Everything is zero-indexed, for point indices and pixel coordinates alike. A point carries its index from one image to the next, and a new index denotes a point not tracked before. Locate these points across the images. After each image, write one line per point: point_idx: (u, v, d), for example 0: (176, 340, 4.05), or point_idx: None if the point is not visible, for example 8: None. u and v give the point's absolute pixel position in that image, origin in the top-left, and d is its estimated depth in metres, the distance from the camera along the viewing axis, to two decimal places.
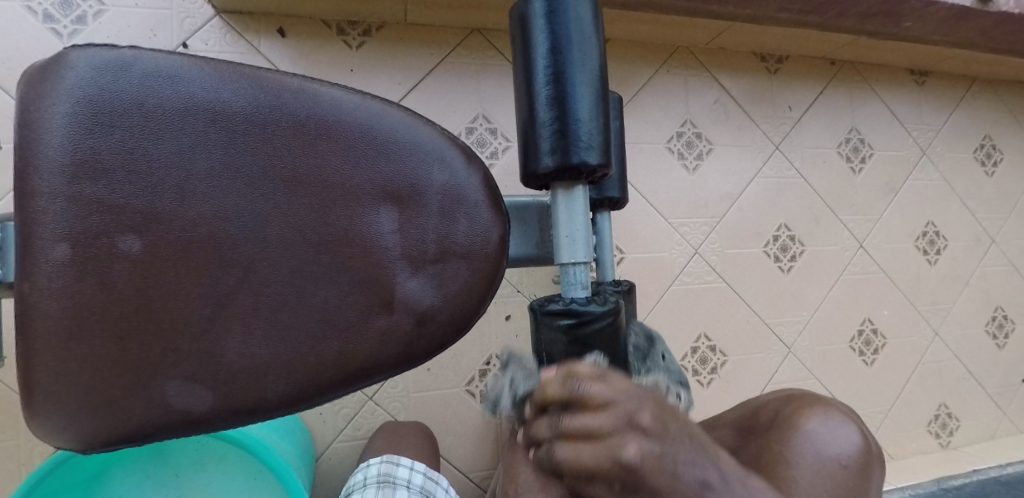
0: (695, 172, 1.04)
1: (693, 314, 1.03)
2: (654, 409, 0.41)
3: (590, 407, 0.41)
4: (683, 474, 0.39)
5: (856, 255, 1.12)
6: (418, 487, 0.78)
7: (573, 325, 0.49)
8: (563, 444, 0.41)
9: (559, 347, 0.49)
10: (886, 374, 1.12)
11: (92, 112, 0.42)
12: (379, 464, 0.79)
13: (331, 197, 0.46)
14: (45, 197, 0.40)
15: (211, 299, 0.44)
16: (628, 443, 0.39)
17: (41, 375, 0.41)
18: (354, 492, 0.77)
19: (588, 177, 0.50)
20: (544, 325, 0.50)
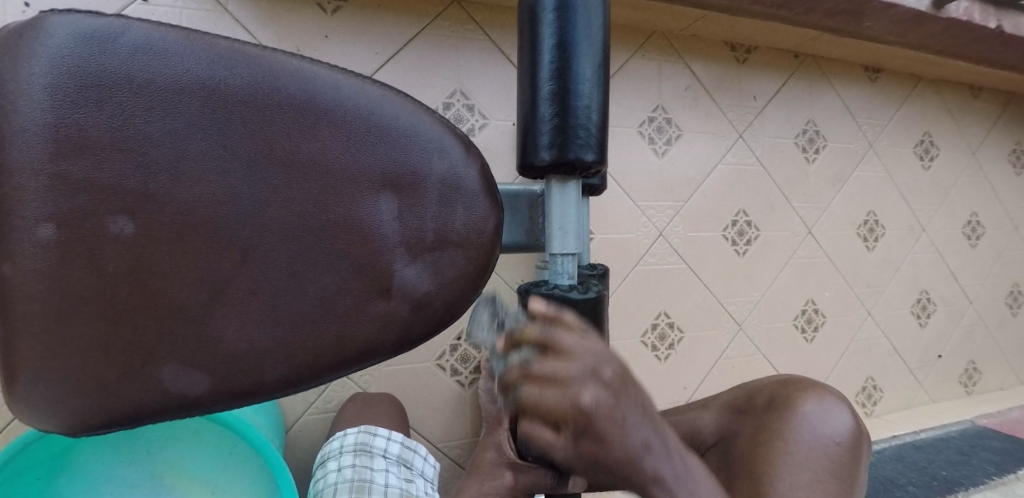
0: (664, 156, 1.07)
1: (655, 293, 1.08)
2: (614, 366, 0.45)
3: (560, 357, 0.44)
4: (628, 430, 0.45)
5: (805, 241, 1.20)
6: (394, 457, 0.81)
7: None
8: (527, 386, 0.44)
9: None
10: (823, 350, 1.22)
11: (77, 84, 0.39)
12: (356, 434, 0.80)
13: (331, 183, 0.46)
14: (25, 173, 0.38)
15: (208, 283, 0.43)
16: (589, 389, 0.43)
17: (26, 359, 0.39)
18: (331, 457, 0.79)
19: (585, 172, 0.51)
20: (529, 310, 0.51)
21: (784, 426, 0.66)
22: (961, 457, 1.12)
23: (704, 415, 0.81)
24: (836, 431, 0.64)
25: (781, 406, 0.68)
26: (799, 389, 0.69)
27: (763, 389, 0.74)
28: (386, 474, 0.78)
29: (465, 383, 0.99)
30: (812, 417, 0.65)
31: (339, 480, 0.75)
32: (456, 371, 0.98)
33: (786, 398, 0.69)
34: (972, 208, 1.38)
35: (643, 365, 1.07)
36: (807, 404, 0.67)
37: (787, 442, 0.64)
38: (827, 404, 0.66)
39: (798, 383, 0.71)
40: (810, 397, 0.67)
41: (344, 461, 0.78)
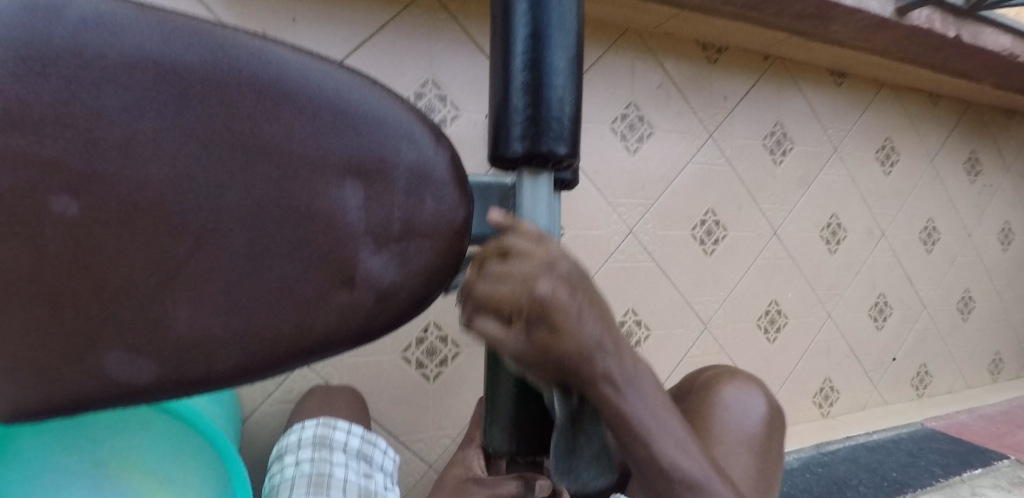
0: (635, 153, 1.08)
1: (623, 290, 1.08)
2: (570, 267, 0.45)
3: (515, 254, 0.44)
4: (585, 325, 0.44)
5: (770, 242, 1.22)
6: (354, 451, 0.80)
7: None
8: (480, 284, 0.44)
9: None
10: (785, 350, 1.24)
11: (19, 54, 0.37)
12: (315, 427, 0.79)
13: (293, 168, 0.44)
14: None
15: (159, 269, 0.41)
16: (545, 281, 0.43)
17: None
18: (289, 452, 0.77)
19: (558, 165, 0.50)
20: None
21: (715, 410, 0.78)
22: (909, 459, 1.17)
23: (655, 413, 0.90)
24: (752, 410, 0.80)
25: (705, 389, 0.82)
26: (722, 381, 0.83)
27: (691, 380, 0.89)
28: (345, 469, 0.76)
29: (430, 376, 0.98)
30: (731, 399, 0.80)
31: (296, 474, 0.73)
32: (422, 364, 0.96)
33: (710, 381, 0.84)
34: (929, 214, 1.43)
35: None
36: (727, 387, 0.81)
37: (720, 427, 0.76)
38: (742, 388, 0.82)
39: (719, 374, 0.84)
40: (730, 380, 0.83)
41: (302, 454, 0.76)
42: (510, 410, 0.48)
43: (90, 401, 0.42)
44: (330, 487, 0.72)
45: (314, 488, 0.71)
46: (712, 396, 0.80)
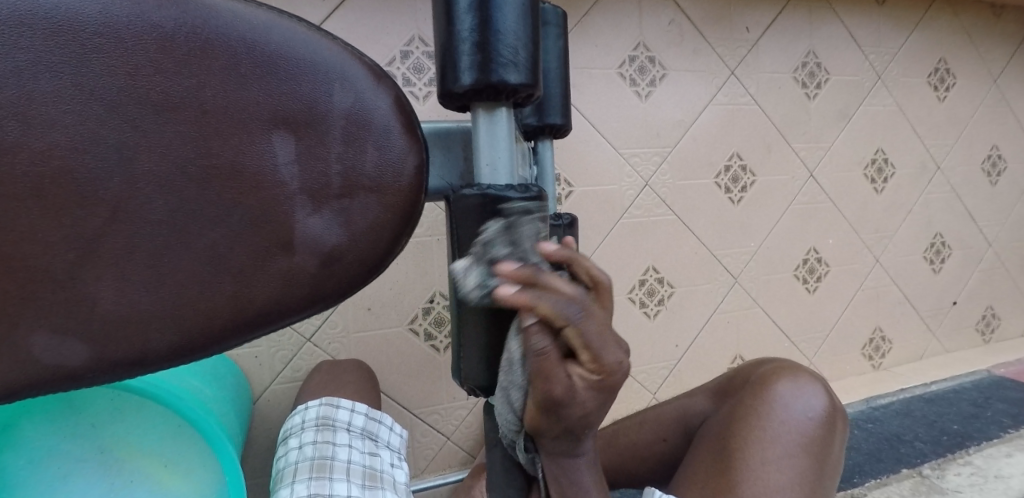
0: (647, 99, 0.99)
1: (642, 247, 1.01)
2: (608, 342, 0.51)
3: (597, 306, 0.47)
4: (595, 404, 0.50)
5: (806, 185, 1.11)
6: (359, 429, 0.78)
7: (493, 213, 0.42)
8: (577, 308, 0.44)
9: (473, 235, 0.42)
10: (827, 302, 1.15)
11: None
12: (318, 407, 0.77)
13: (213, 123, 0.40)
14: None
15: (78, 244, 0.38)
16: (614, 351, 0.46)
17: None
18: (293, 435, 0.75)
19: (518, 97, 0.44)
20: (460, 214, 0.43)
21: (758, 405, 0.67)
22: (974, 410, 1.07)
23: (695, 400, 0.77)
24: (808, 406, 0.65)
25: (757, 385, 0.69)
26: (773, 372, 0.70)
27: (741, 371, 0.76)
28: (349, 449, 0.74)
29: (440, 347, 0.94)
30: (785, 396, 0.66)
31: (300, 458, 0.71)
32: (430, 336, 0.93)
33: (766, 375, 0.70)
34: (993, 141, 1.28)
35: (631, 323, 1.01)
36: (781, 384, 0.68)
37: (762, 428, 0.64)
38: (799, 384, 0.67)
39: (775, 364, 0.72)
40: (785, 375, 0.69)
41: (305, 438, 0.74)
42: (480, 324, 0.44)
43: (28, 388, 0.40)
44: (332, 471, 0.69)
45: (316, 472, 0.69)
46: (760, 389, 0.69)
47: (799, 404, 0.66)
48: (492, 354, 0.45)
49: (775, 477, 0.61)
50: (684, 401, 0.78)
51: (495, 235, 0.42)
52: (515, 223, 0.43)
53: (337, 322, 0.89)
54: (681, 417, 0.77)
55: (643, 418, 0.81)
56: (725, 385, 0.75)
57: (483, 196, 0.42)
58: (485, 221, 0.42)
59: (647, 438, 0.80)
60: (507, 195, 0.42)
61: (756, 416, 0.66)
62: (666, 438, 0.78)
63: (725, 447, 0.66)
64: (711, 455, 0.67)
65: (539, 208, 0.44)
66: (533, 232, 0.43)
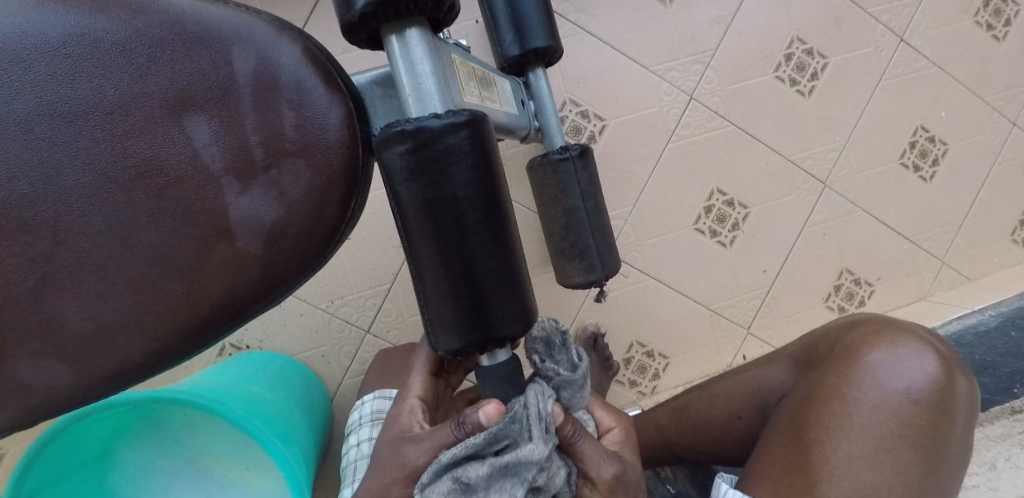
0: (672, 2, 0.88)
1: (699, 169, 0.90)
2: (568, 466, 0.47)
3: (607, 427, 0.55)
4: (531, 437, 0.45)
5: (898, 53, 0.91)
6: None
7: (418, 147, 0.38)
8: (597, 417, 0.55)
9: (404, 182, 0.38)
10: (951, 188, 0.94)
11: None
12: (372, 401, 0.76)
13: (123, 120, 0.39)
14: None
15: (32, 267, 0.39)
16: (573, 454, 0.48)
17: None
18: (353, 431, 0.75)
19: (425, 7, 0.38)
20: (388, 166, 0.39)
21: (843, 381, 0.54)
22: None
23: (771, 370, 0.65)
24: (913, 383, 0.51)
25: (842, 356, 0.56)
26: (867, 335, 0.56)
27: (830, 333, 0.61)
28: None
29: None
30: (882, 372, 0.53)
31: (359, 456, 0.71)
32: None
33: (852, 344, 0.56)
34: None
35: (704, 256, 0.91)
36: (874, 354, 0.54)
37: (845, 402, 0.52)
38: (898, 353, 0.53)
39: (869, 325, 0.58)
40: (879, 345, 0.55)
41: (362, 434, 0.73)
42: (439, 280, 0.39)
43: (32, 418, 0.41)
44: None
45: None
46: (847, 356, 0.56)
47: (898, 379, 0.52)
48: (460, 310, 0.39)
49: (868, 478, 0.49)
50: (758, 369, 0.66)
51: (428, 170, 0.38)
52: (450, 157, 0.38)
53: (391, 310, 0.89)
54: (753, 389, 0.66)
55: (713, 390, 0.69)
56: (806, 355, 0.62)
57: (404, 133, 0.38)
58: (413, 162, 0.38)
59: (721, 418, 0.67)
60: (429, 123, 0.38)
61: (839, 401, 0.53)
62: (742, 415, 0.66)
63: (801, 436, 0.53)
64: (790, 410, 0.57)
65: (471, 127, 0.39)
66: (470, 154, 0.39)
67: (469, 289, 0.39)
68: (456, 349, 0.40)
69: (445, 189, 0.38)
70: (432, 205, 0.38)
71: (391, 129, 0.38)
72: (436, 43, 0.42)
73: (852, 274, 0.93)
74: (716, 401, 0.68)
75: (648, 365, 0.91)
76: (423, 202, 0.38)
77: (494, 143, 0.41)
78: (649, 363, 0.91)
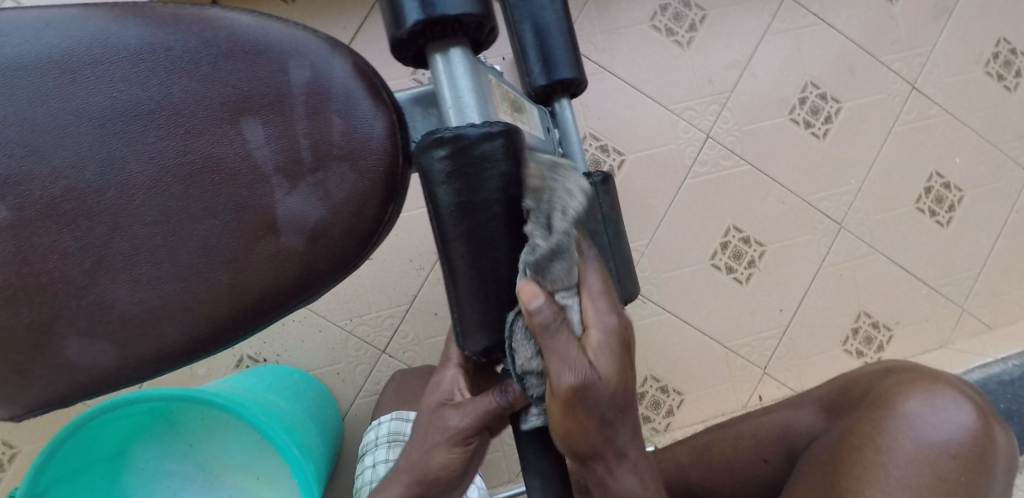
0: (690, 46, 0.92)
1: (715, 205, 0.92)
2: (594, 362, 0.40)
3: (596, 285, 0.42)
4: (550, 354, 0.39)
5: (909, 100, 0.94)
6: None
7: (457, 152, 0.40)
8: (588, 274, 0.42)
9: (442, 184, 0.40)
10: (968, 232, 0.95)
11: None
12: (389, 422, 0.76)
13: (186, 122, 0.43)
14: None
15: (91, 252, 0.42)
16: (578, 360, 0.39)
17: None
18: (370, 450, 0.75)
19: (468, 29, 0.42)
20: (426, 170, 0.41)
21: (877, 430, 0.49)
22: None
23: (799, 414, 0.60)
24: (950, 436, 0.47)
25: (875, 404, 0.51)
26: (902, 382, 0.52)
27: (859, 380, 0.58)
28: None
29: None
30: (917, 421, 0.48)
31: (374, 478, 0.72)
32: None
33: (886, 391, 0.52)
34: None
35: (720, 291, 0.92)
36: (910, 404, 0.49)
37: (881, 451, 0.48)
38: (936, 404, 0.49)
39: (904, 374, 0.54)
40: (914, 392, 0.50)
41: (378, 456, 0.74)
42: (471, 280, 0.41)
43: (75, 394, 0.43)
44: None
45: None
46: (881, 404, 0.51)
47: (935, 432, 0.47)
48: (489, 309, 0.41)
49: None
50: (787, 412, 0.61)
51: (465, 174, 0.40)
52: (487, 164, 0.40)
53: (408, 332, 0.90)
54: (780, 433, 0.61)
55: (739, 430, 0.64)
56: (837, 399, 0.58)
57: (445, 139, 0.40)
58: (452, 166, 0.40)
59: (744, 462, 0.62)
60: (469, 131, 0.40)
61: (872, 448, 0.48)
62: (768, 459, 0.61)
63: (830, 484, 0.49)
64: (816, 454, 0.53)
65: (507, 137, 0.41)
66: (506, 163, 0.41)
67: (498, 289, 0.41)
68: (487, 348, 0.42)
69: (482, 193, 0.40)
70: (467, 206, 0.40)
71: (433, 135, 0.41)
72: (477, 63, 0.45)
73: (869, 318, 0.94)
74: (741, 443, 0.63)
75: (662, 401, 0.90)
76: (459, 204, 0.40)
77: (528, 155, 0.43)
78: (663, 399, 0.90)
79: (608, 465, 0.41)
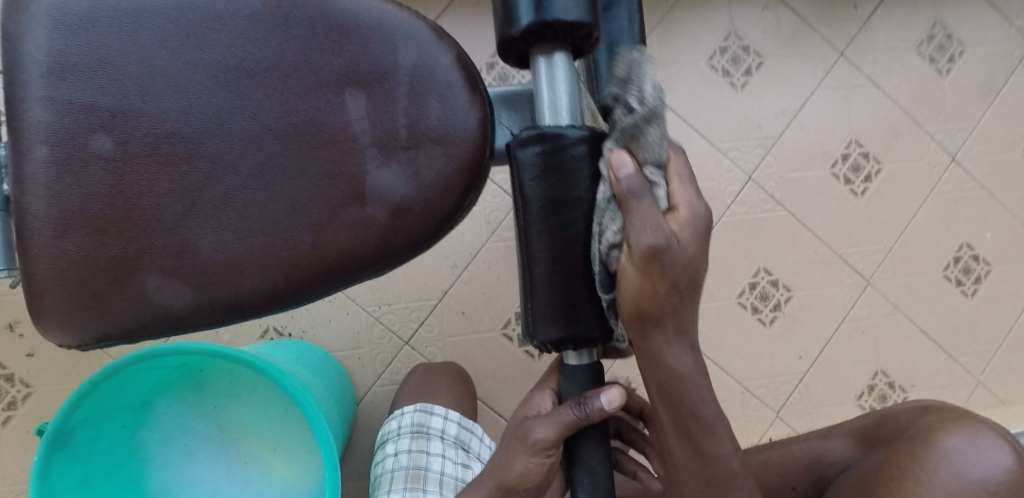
0: (743, 89, 0.95)
1: (749, 246, 0.94)
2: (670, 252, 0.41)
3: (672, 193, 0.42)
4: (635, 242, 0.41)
5: (948, 171, 0.97)
6: (452, 438, 0.76)
7: (551, 151, 0.42)
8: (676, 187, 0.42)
9: (532, 179, 0.43)
10: (991, 307, 0.97)
11: (69, 21, 0.42)
12: (413, 413, 0.77)
13: (294, 85, 0.44)
14: (35, 101, 0.42)
15: (184, 195, 0.43)
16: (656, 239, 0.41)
17: (37, 272, 0.42)
18: (390, 440, 0.76)
19: (576, 36, 0.44)
20: (518, 164, 0.44)
21: (918, 464, 0.52)
22: None
23: (831, 444, 0.65)
24: (990, 473, 0.49)
25: (917, 441, 0.54)
26: (943, 423, 0.55)
27: (900, 417, 0.61)
28: (443, 460, 0.73)
29: (536, 354, 0.93)
30: (958, 457, 0.50)
31: (396, 467, 0.72)
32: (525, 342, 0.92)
33: (928, 430, 0.55)
34: None
35: (743, 330, 0.93)
36: (951, 441, 0.52)
37: (920, 482, 0.50)
38: (977, 444, 0.51)
39: (944, 414, 0.57)
40: (956, 432, 0.53)
41: (401, 445, 0.74)
42: (545, 272, 0.43)
43: (143, 333, 0.44)
44: (427, 483, 0.70)
45: (411, 483, 0.70)
46: (922, 442, 0.54)
47: (975, 468, 0.49)
48: (560, 302, 0.42)
49: None
50: (817, 441, 0.66)
51: (556, 172, 0.42)
52: (578, 166, 0.42)
53: (433, 327, 0.91)
54: (810, 460, 0.65)
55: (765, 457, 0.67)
56: (873, 433, 0.62)
57: (540, 136, 0.43)
58: (545, 163, 0.42)
59: (774, 487, 0.65)
60: (565, 131, 0.42)
61: (912, 479, 0.51)
62: (797, 488, 0.64)
63: None
64: (855, 487, 0.56)
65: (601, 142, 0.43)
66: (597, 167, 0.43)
67: (571, 285, 0.42)
68: (553, 340, 0.43)
69: (569, 192, 0.42)
70: (553, 203, 0.42)
71: (529, 132, 0.44)
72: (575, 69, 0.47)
73: (886, 377, 0.95)
74: (770, 467, 0.66)
75: None
76: (545, 200, 0.43)
77: None
78: None
79: (666, 335, 0.42)
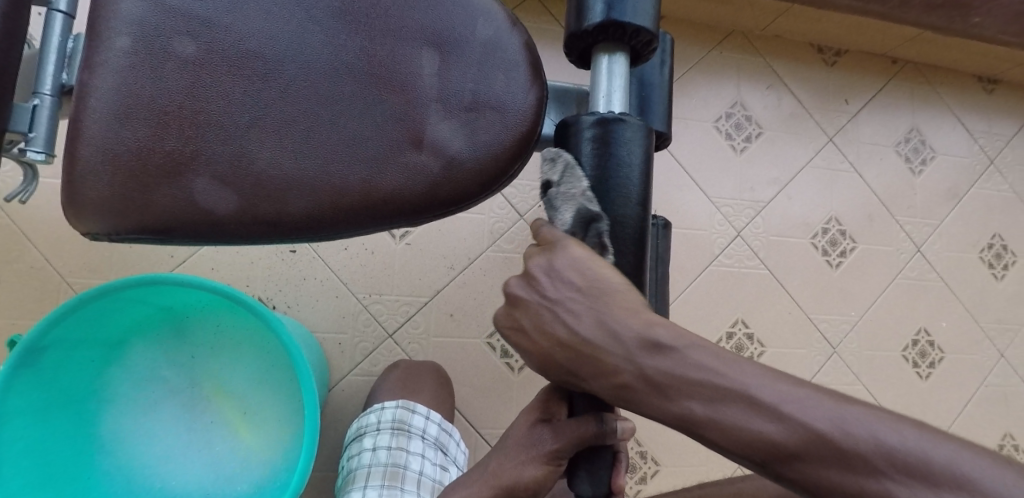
0: (742, 153, 1.03)
1: (730, 298, 0.99)
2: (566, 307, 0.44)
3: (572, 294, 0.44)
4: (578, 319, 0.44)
5: (913, 260, 1.06)
6: (432, 439, 0.78)
7: (604, 129, 0.46)
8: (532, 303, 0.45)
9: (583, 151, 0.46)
10: (941, 392, 1.04)
11: None
12: (395, 409, 0.78)
13: (379, 33, 0.48)
14: None
15: (250, 108, 0.45)
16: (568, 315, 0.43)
17: (88, 154, 0.42)
18: (368, 433, 0.77)
19: (639, 41, 0.49)
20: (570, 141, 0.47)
21: None
22: None
23: None
24: None
25: None
26: None
27: None
28: (422, 460, 0.76)
29: (514, 367, 0.93)
30: None
31: (373, 462, 0.74)
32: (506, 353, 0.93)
33: None
34: None
35: None
36: None
37: None
38: None
39: None
40: None
41: (380, 440, 0.76)
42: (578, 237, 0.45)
43: (177, 235, 0.44)
44: (404, 482, 0.73)
45: (388, 480, 0.73)
46: None
47: None
48: None
49: None
50: None
51: (606, 147, 0.46)
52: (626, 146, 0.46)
53: (419, 324, 0.91)
54: None
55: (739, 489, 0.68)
56: None
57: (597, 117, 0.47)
58: (598, 139, 0.46)
59: None
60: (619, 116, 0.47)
61: None
62: None
63: None
64: None
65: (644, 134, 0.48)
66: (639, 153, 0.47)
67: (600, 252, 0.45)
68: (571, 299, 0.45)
69: (615, 166, 0.46)
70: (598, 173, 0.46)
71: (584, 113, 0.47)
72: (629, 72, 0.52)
73: None
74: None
75: (638, 466, 0.91)
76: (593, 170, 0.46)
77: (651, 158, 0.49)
78: (640, 464, 0.91)
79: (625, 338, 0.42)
